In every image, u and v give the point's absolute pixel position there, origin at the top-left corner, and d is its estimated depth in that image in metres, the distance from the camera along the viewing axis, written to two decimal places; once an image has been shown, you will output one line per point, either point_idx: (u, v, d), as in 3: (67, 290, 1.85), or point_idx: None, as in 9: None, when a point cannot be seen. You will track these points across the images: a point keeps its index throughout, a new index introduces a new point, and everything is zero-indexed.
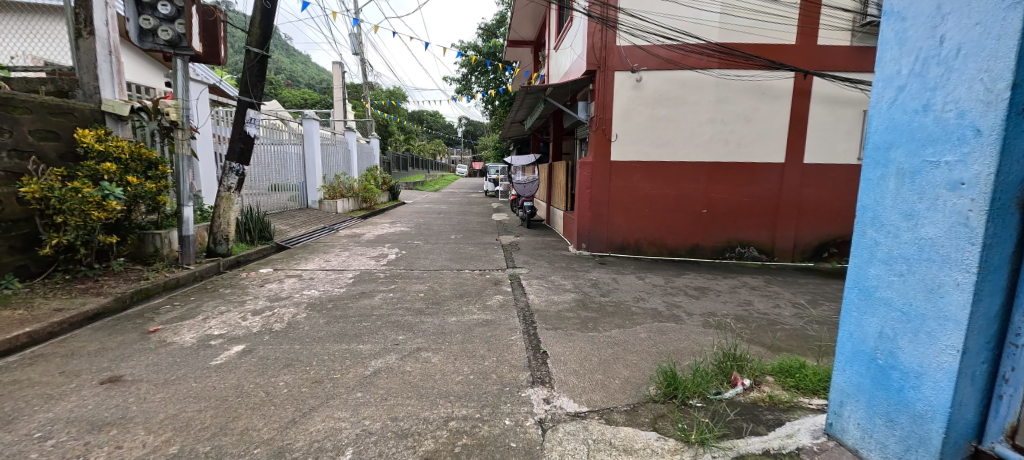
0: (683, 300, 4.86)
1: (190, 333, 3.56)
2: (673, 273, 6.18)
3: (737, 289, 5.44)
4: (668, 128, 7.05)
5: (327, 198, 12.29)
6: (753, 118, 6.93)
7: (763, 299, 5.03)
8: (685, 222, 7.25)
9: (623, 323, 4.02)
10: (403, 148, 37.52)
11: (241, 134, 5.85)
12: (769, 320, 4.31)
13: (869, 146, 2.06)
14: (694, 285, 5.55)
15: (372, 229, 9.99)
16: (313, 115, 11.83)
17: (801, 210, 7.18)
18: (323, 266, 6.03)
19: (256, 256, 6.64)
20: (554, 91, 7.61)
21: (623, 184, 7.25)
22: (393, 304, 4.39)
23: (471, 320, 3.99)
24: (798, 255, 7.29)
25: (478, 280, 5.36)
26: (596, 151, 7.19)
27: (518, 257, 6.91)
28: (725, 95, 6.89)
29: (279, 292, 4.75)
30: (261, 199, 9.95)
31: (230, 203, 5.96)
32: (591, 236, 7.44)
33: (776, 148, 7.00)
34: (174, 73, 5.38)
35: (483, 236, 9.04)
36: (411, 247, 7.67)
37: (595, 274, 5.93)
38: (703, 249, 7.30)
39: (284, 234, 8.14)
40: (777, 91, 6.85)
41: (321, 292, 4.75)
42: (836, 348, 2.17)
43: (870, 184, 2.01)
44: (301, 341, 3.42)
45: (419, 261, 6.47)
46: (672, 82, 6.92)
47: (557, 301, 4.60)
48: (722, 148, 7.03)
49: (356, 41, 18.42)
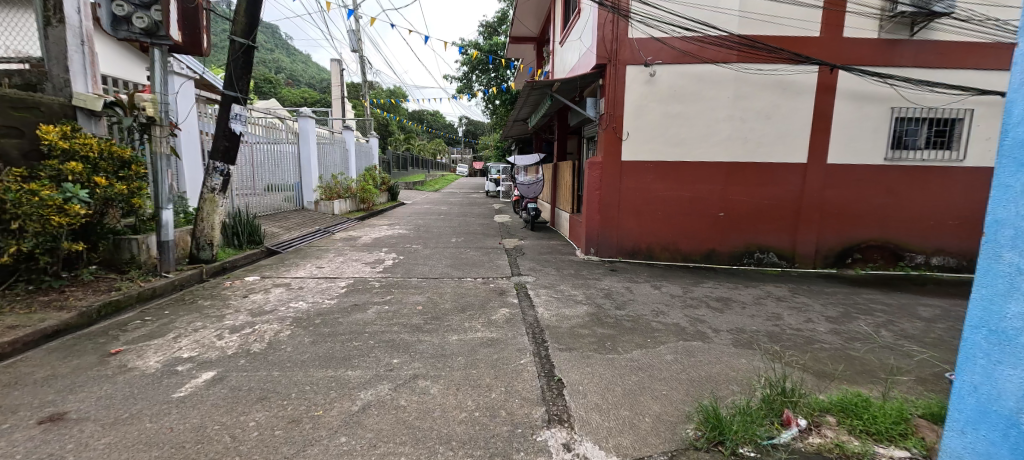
0: (706, 314, 4.43)
1: (156, 357, 3.13)
2: (691, 281, 5.75)
3: (763, 300, 5.01)
4: (683, 126, 6.62)
5: (324, 199, 11.85)
6: (774, 115, 6.50)
7: (793, 313, 4.60)
8: (701, 226, 6.82)
9: (644, 343, 3.59)
10: (403, 147, 37.13)
11: (225, 131, 5.41)
12: (806, 338, 3.88)
13: (1010, 143, 1.88)
14: (715, 295, 5.12)
15: (369, 231, 9.54)
16: (309, 113, 11.40)
17: (823, 214, 6.76)
18: (315, 274, 5.60)
19: (244, 262, 6.22)
20: (561, 86, 7.18)
21: (635, 185, 6.83)
22: (388, 319, 3.96)
23: (475, 339, 3.55)
24: (820, 261, 6.86)
25: (481, 291, 4.92)
26: (606, 150, 6.78)
27: (523, 263, 6.47)
28: (745, 90, 6.46)
29: (264, 304, 4.31)
30: (254, 199, 9.50)
31: (214, 205, 5.52)
32: (600, 240, 7.03)
33: (797, 148, 6.58)
34: (153, 64, 4.94)
35: (485, 240, 8.60)
36: (410, 252, 7.23)
37: (607, 282, 5.50)
38: (719, 254, 6.87)
39: (276, 237, 7.70)
40: (800, 86, 6.43)
41: (310, 304, 4.31)
42: (952, 404, 1.99)
43: (1015, 195, 1.83)
44: (281, 366, 2.99)
45: (417, 267, 6.03)
46: (687, 77, 6.50)
47: (570, 315, 4.17)
48: (741, 147, 6.60)
49: (355, 38, 18.00)
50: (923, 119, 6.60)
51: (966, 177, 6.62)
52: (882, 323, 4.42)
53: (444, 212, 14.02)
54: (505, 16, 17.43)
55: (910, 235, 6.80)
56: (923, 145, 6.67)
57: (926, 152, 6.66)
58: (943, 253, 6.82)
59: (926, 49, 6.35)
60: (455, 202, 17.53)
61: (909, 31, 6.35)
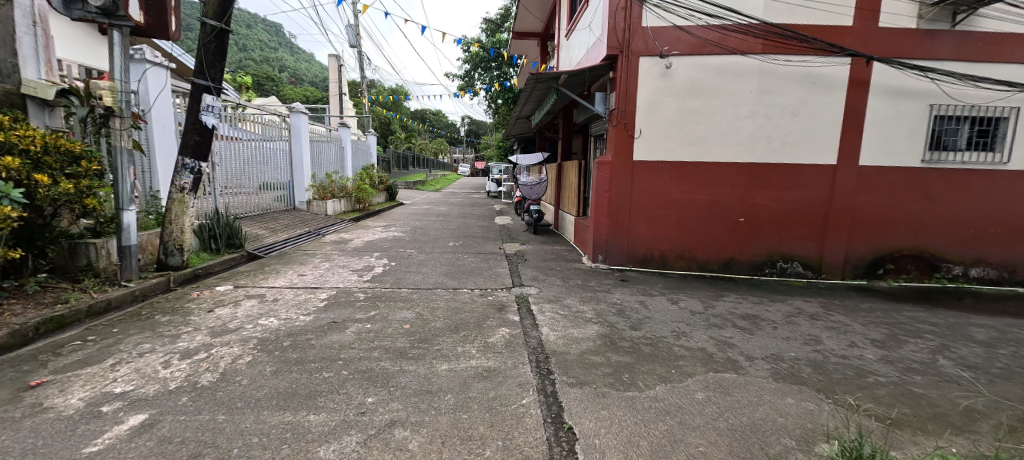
0: (734, 336, 3.88)
1: (82, 393, 2.58)
2: (711, 294, 5.19)
3: (795, 320, 4.46)
4: (701, 122, 6.07)
5: (317, 199, 11.29)
6: (802, 112, 5.95)
7: (833, 336, 4.04)
8: (719, 233, 6.26)
9: (669, 375, 3.03)
10: (404, 146, 36.48)
11: (196, 125, 4.88)
12: (857, 370, 3.34)
13: None
14: (741, 313, 4.56)
15: (362, 234, 8.97)
16: (302, 108, 10.85)
17: (853, 220, 6.19)
18: (294, 283, 5.06)
19: (220, 268, 5.68)
20: (568, 79, 6.64)
21: (647, 187, 6.29)
22: (368, 341, 3.40)
23: (468, 368, 3.00)
24: (849, 271, 6.30)
25: (477, 305, 4.36)
26: (617, 149, 6.24)
27: (526, 272, 5.90)
28: (769, 84, 5.91)
29: (227, 322, 3.76)
30: (241, 199, 8.94)
31: (183, 206, 4.98)
32: (609, 247, 6.47)
33: (826, 148, 6.02)
34: (110, 47, 4.36)
35: (485, 244, 8.04)
36: (403, 257, 6.69)
37: (619, 296, 4.93)
38: (739, 263, 6.31)
39: (259, 240, 7.14)
40: (830, 80, 5.88)
41: (280, 322, 3.76)
42: None
43: None
44: (230, 407, 2.45)
45: (408, 276, 5.49)
46: (707, 70, 5.96)
47: (580, 337, 3.61)
48: (764, 147, 6.04)
49: (354, 32, 17.49)
50: (963, 118, 6.05)
51: (1010, 180, 6.04)
52: (936, 349, 3.88)
53: (443, 213, 13.46)
54: (508, 12, 16.92)
55: (947, 243, 6.22)
56: (963, 146, 6.10)
57: (968, 153, 6.08)
58: (983, 264, 6.23)
59: (971, 40, 5.78)
60: (455, 203, 16.98)
61: (951, 21, 5.79)
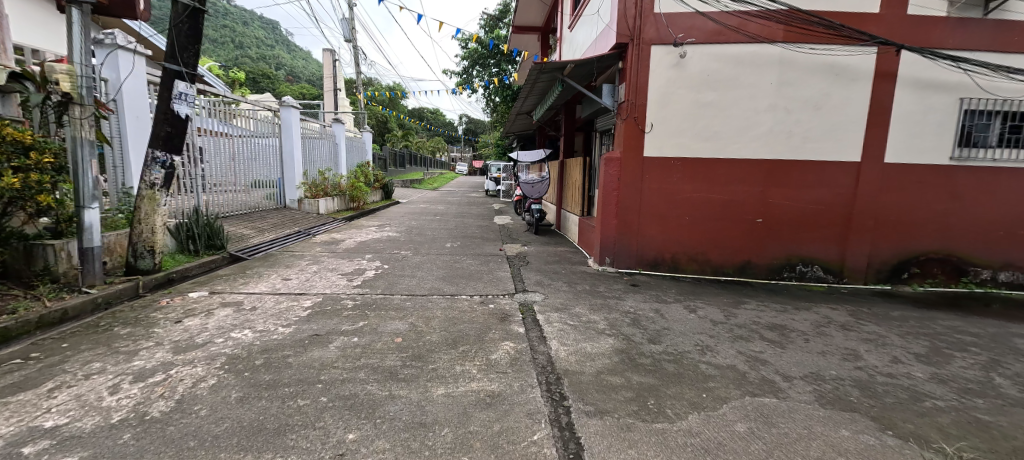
0: (764, 350, 3.47)
1: (4, 428, 2.15)
2: (730, 302, 4.78)
3: (827, 330, 4.06)
4: (716, 116, 5.67)
5: (309, 197, 10.81)
6: (824, 106, 5.55)
7: (873, 350, 3.64)
8: (735, 234, 5.86)
9: (701, 401, 2.62)
10: (401, 144, 35.95)
11: (167, 114, 4.43)
12: (911, 392, 2.93)
13: None
14: (766, 323, 4.16)
15: (355, 234, 8.52)
16: (294, 103, 10.35)
17: (878, 221, 5.79)
18: (276, 289, 4.61)
19: (198, 271, 5.24)
20: (574, 69, 6.22)
21: (658, 185, 5.88)
22: (353, 359, 2.97)
23: (468, 393, 2.58)
24: (872, 275, 5.91)
25: (477, 315, 3.93)
26: (626, 144, 5.83)
27: (528, 276, 5.48)
28: (790, 76, 5.51)
29: (195, 335, 3.34)
30: (226, 197, 8.46)
31: (154, 204, 4.55)
32: (617, 248, 6.06)
33: (850, 144, 5.63)
34: (69, 26, 3.97)
35: (484, 245, 7.62)
36: (397, 259, 6.26)
37: (632, 303, 4.52)
38: (756, 267, 5.90)
39: (243, 240, 6.69)
40: (856, 71, 5.49)
41: (255, 335, 3.33)
42: None
43: None
44: (180, 449, 2.02)
45: (403, 281, 5.05)
46: (723, 59, 5.55)
47: (594, 353, 3.19)
48: (784, 142, 5.64)
49: (349, 27, 17.09)
50: (995, 113, 5.63)
51: None
52: (988, 366, 3.48)
53: (440, 212, 13.01)
54: (508, 8, 16.51)
55: (975, 246, 5.83)
56: (995, 142, 5.67)
57: (999, 150, 5.66)
58: (1013, 268, 5.84)
59: (1004, 29, 5.40)
60: (453, 201, 16.56)
61: (983, 10, 5.42)
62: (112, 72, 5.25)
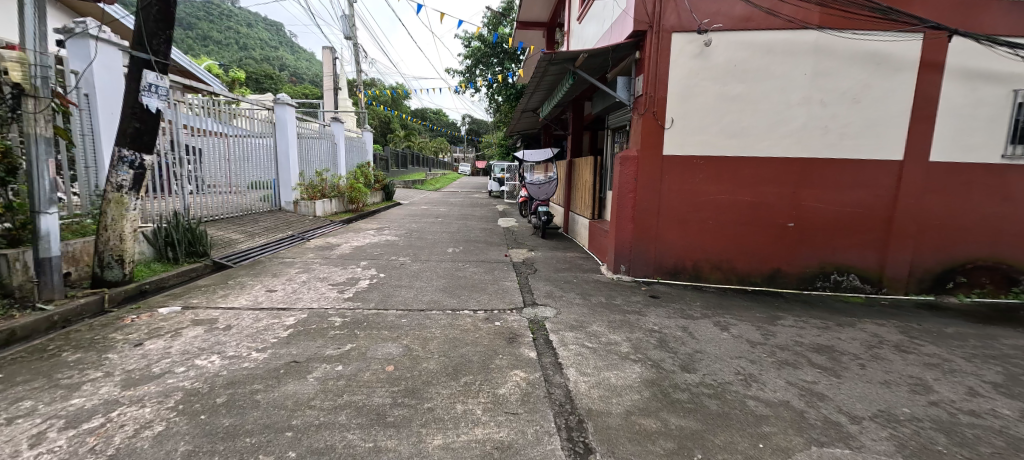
0: (818, 380, 2.97)
1: None
2: (763, 317, 4.28)
3: (881, 353, 3.55)
4: (743, 111, 5.19)
5: (305, 198, 10.31)
6: (863, 98, 5.07)
7: (942, 379, 3.13)
8: (764, 240, 5.35)
9: (758, 455, 2.13)
10: (404, 144, 35.51)
11: (134, 109, 3.95)
12: (1008, 439, 2.42)
13: None
14: (810, 344, 3.65)
15: (352, 238, 8.05)
16: (289, 101, 9.83)
17: (922, 225, 5.25)
18: (257, 302, 4.12)
19: (175, 281, 4.77)
20: (587, 60, 5.74)
21: (679, 187, 5.38)
22: (334, 396, 2.49)
23: (471, 445, 2.10)
24: (914, 285, 5.37)
25: (481, 336, 3.43)
26: (644, 141, 5.34)
27: (537, 286, 4.98)
28: (826, 66, 5.03)
29: (153, 363, 2.86)
30: (217, 200, 8.00)
31: (121, 209, 4.08)
32: (633, 255, 5.56)
33: (892, 140, 5.12)
34: (22, 9, 3.55)
35: (488, 251, 7.12)
36: (394, 267, 5.77)
37: (655, 320, 4.01)
38: (786, 275, 5.39)
39: (230, 246, 6.22)
40: (898, 61, 5.01)
41: (223, 363, 2.85)
42: None
43: None
44: None
45: (399, 293, 4.55)
46: (751, 49, 5.07)
47: (620, 387, 2.70)
48: (819, 139, 5.14)
49: (349, 23, 16.70)
50: None
51: None
52: None
53: (442, 214, 12.52)
54: (512, 5, 16.04)
55: None
56: None
57: None
58: None
59: None
60: (456, 202, 16.07)
61: None
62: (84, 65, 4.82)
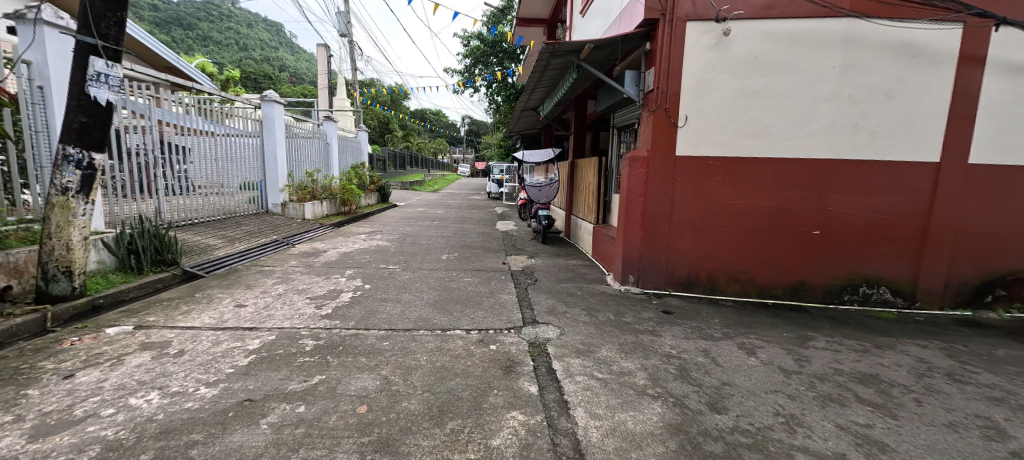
0: (873, 424, 2.50)
1: None
2: (792, 338, 3.82)
3: (934, 384, 3.10)
4: (764, 107, 4.72)
5: (294, 200, 9.74)
6: (896, 94, 4.61)
7: (1014, 419, 2.68)
8: (786, 249, 4.88)
9: None
10: (403, 144, 34.96)
11: (80, 101, 3.47)
12: None
13: None
14: (851, 373, 3.18)
15: (340, 243, 7.55)
16: (275, 97, 9.22)
17: (960, 234, 4.78)
18: (221, 321, 3.63)
19: (135, 293, 4.27)
20: (593, 52, 5.27)
21: (694, 190, 4.92)
22: (289, 452, 2.02)
23: None
24: (949, 299, 4.90)
25: (474, 364, 2.96)
26: (655, 141, 4.87)
27: (539, 300, 4.50)
28: (855, 58, 4.58)
29: (78, 402, 2.39)
30: (197, 202, 7.50)
31: (67, 214, 3.60)
32: (643, 265, 5.09)
33: (928, 140, 4.66)
34: None
35: (485, 258, 6.63)
36: (382, 277, 5.28)
37: (672, 342, 3.53)
38: (810, 288, 4.92)
39: (205, 253, 5.73)
40: (935, 53, 4.56)
41: (162, 404, 2.38)
42: None
43: None
44: None
45: (384, 309, 4.06)
46: (772, 39, 4.62)
47: (639, 436, 2.24)
48: (847, 139, 4.68)
49: (345, 20, 16.28)
50: None
51: None
52: None
53: (439, 216, 12.03)
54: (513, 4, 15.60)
55: None
56: None
57: None
58: None
59: None
60: (454, 204, 15.58)
61: None
62: (38, 55, 4.34)
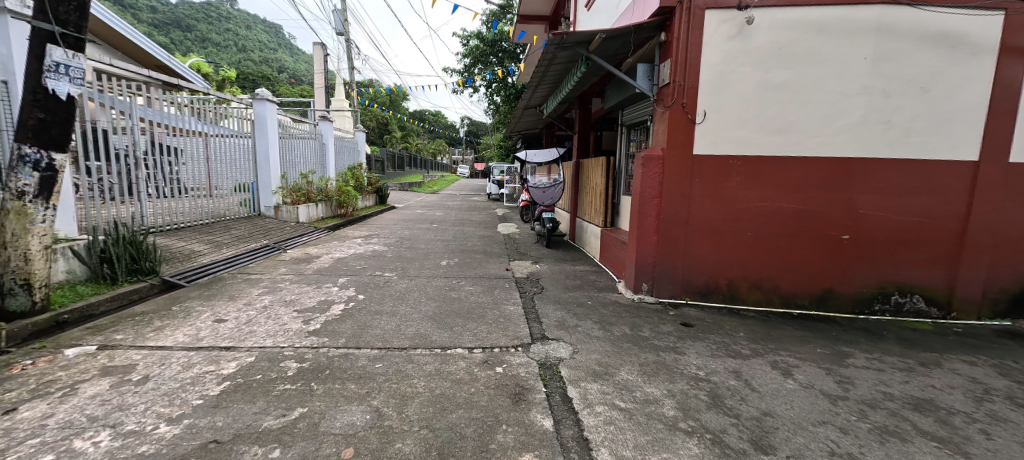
0: None
1: None
2: (828, 355, 3.47)
3: (998, 411, 2.74)
4: (789, 102, 4.37)
5: (287, 203, 9.36)
6: (932, 87, 4.27)
7: None
8: (812, 255, 4.52)
9: None
10: (401, 145, 34.57)
11: (36, 94, 3.11)
12: None
13: None
14: (903, 398, 2.83)
15: (335, 248, 7.18)
16: (268, 95, 8.82)
17: (1000, 238, 4.42)
18: (196, 340, 3.26)
19: (105, 307, 3.90)
20: (603, 44, 4.91)
21: (712, 191, 4.56)
22: None
23: None
24: (988, 308, 4.54)
25: (479, 391, 2.60)
26: (672, 138, 4.51)
27: (547, 312, 4.14)
28: (888, 48, 4.24)
29: (13, 447, 2.03)
30: (184, 206, 7.05)
31: (24, 222, 3.23)
32: (658, 272, 4.73)
33: (967, 137, 4.31)
34: None
35: (487, 263, 6.27)
36: (378, 286, 4.92)
37: (697, 362, 3.18)
38: (838, 296, 4.57)
39: (189, 260, 5.36)
40: (975, 43, 4.21)
41: (113, 448, 2.02)
42: None
43: None
44: None
45: (378, 324, 3.69)
46: (798, 29, 4.28)
47: None
48: (879, 136, 4.33)
49: (342, 19, 15.97)
50: None
51: None
52: None
53: (438, 219, 11.66)
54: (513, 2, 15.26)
55: None
56: None
57: None
58: None
59: None
60: (454, 206, 15.21)
61: None
62: (3, 47, 3.99)
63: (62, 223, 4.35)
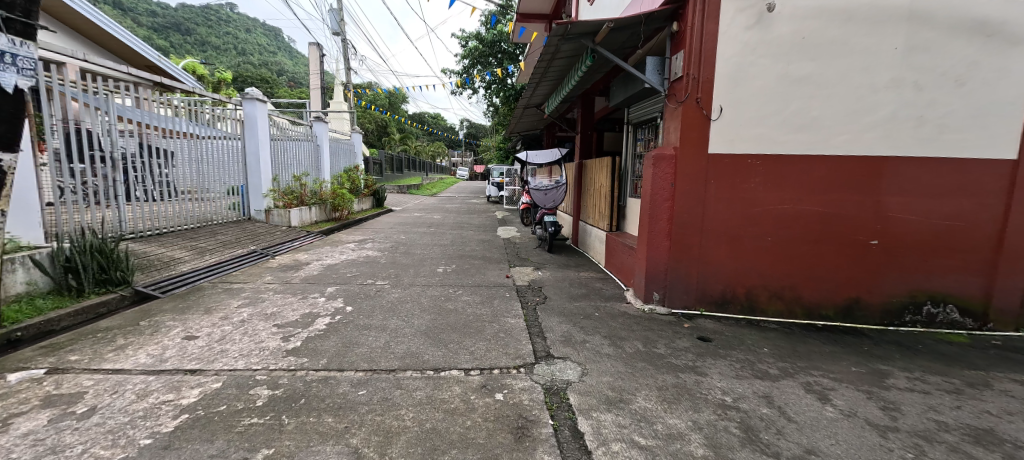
0: None
1: None
2: (864, 374, 3.12)
3: None
4: (811, 96, 4.03)
5: (279, 206, 8.99)
6: (968, 80, 3.93)
7: None
8: (837, 261, 4.18)
9: None
10: (400, 147, 34.21)
11: None
12: None
13: None
14: (959, 429, 2.48)
15: (327, 255, 6.82)
16: (258, 94, 8.47)
17: None
18: (160, 361, 2.91)
19: (66, 322, 3.55)
20: (610, 35, 4.58)
21: (729, 193, 4.22)
22: None
23: None
24: None
25: (477, 425, 2.25)
26: (686, 135, 4.17)
27: (552, 325, 3.78)
28: (920, 37, 3.91)
29: None
30: (167, 210, 6.61)
31: None
32: (670, 281, 4.39)
33: (1006, 134, 3.96)
34: None
35: (486, 270, 5.91)
36: (369, 296, 4.55)
37: (721, 384, 2.83)
38: (865, 306, 4.22)
39: (168, 268, 5.01)
40: (1015, 31, 3.87)
41: None
42: None
43: None
44: None
45: (365, 341, 3.33)
46: (821, 16, 3.94)
47: None
48: (910, 133, 4.00)
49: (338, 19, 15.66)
50: None
51: None
52: None
53: (436, 222, 11.29)
54: None
55: None
56: None
57: None
58: None
59: None
60: (453, 209, 14.82)
61: None
62: None
63: (25, 229, 3.98)
